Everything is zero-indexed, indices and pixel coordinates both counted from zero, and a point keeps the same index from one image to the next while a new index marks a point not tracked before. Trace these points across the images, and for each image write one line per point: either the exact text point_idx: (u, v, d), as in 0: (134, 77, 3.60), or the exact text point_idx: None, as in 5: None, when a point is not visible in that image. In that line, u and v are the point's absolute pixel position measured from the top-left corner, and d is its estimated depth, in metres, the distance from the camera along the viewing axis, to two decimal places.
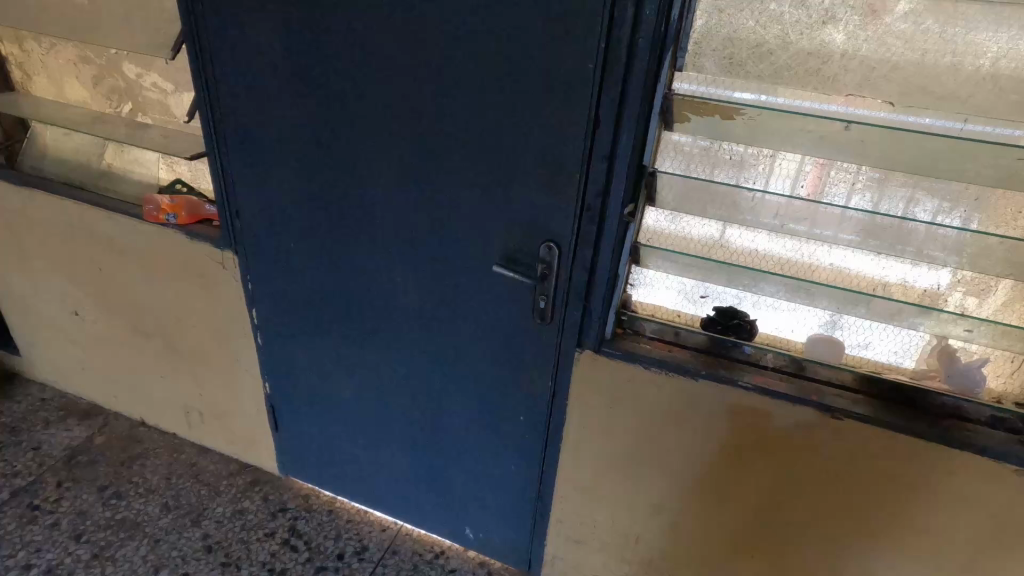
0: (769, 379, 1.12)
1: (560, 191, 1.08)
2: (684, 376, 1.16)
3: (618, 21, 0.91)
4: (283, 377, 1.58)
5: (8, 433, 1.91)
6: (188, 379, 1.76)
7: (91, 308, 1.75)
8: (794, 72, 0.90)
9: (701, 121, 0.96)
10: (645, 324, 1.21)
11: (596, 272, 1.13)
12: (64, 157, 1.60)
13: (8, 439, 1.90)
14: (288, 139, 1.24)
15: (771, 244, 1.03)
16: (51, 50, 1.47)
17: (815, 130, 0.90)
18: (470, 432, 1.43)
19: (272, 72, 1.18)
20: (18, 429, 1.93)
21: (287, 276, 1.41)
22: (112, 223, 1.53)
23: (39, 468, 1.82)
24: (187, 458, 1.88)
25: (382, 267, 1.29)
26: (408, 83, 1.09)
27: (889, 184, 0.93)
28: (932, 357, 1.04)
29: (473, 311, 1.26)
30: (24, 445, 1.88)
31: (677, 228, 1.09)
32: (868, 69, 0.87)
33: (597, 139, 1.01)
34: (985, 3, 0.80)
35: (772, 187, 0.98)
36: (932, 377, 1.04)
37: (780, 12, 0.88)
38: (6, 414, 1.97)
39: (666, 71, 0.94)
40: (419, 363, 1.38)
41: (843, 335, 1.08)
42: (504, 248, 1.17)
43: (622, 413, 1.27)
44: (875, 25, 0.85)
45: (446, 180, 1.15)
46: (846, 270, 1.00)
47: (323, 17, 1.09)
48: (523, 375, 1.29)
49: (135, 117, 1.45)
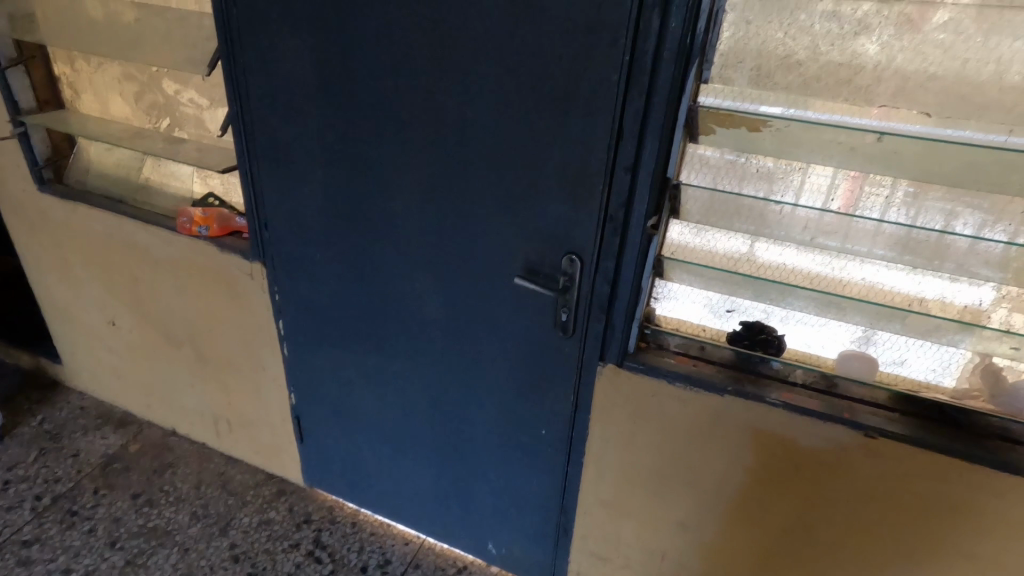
0: (796, 397, 1.09)
1: (584, 203, 1.07)
2: (710, 391, 1.14)
3: (643, 32, 0.92)
4: (309, 388, 1.59)
5: (50, 440, 1.96)
6: (218, 389, 1.78)
7: (127, 318, 1.79)
8: (824, 83, 0.89)
9: (727, 133, 0.95)
10: (669, 338, 1.20)
11: (618, 284, 1.12)
12: (106, 171, 1.64)
13: (49, 445, 1.94)
14: (317, 151, 1.25)
15: (800, 259, 1.01)
16: (99, 69, 1.52)
17: (846, 142, 0.89)
18: (495, 445, 1.42)
19: (303, 86, 1.20)
20: (59, 436, 1.97)
21: (314, 287, 1.42)
22: (151, 235, 1.57)
23: (77, 474, 1.86)
24: (217, 467, 1.90)
25: (409, 279, 1.30)
26: (435, 96, 1.10)
27: (926, 199, 0.90)
28: (974, 375, 1.01)
29: (498, 323, 1.26)
30: (63, 451, 1.92)
31: (701, 242, 1.07)
32: (903, 80, 0.85)
33: (621, 150, 1.01)
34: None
35: (802, 202, 0.96)
36: (974, 397, 1.01)
37: (810, 23, 0.87)
38: (47, 421, 2.02)
39: (692, 83, 0.94)
40: (444, 375, 1.38)
41: (877, 352, 1.04)
42: (527, 260, 1.17)
43: (647, 429, 1.25)
44: (910, 36, 0.83)
45: (473, 192, 1.15)
46: (880, 286, 0.98)
47: (353, 32, 1.10)
48: (548, 388, 1.28)
49: (173, 132, 1.49)
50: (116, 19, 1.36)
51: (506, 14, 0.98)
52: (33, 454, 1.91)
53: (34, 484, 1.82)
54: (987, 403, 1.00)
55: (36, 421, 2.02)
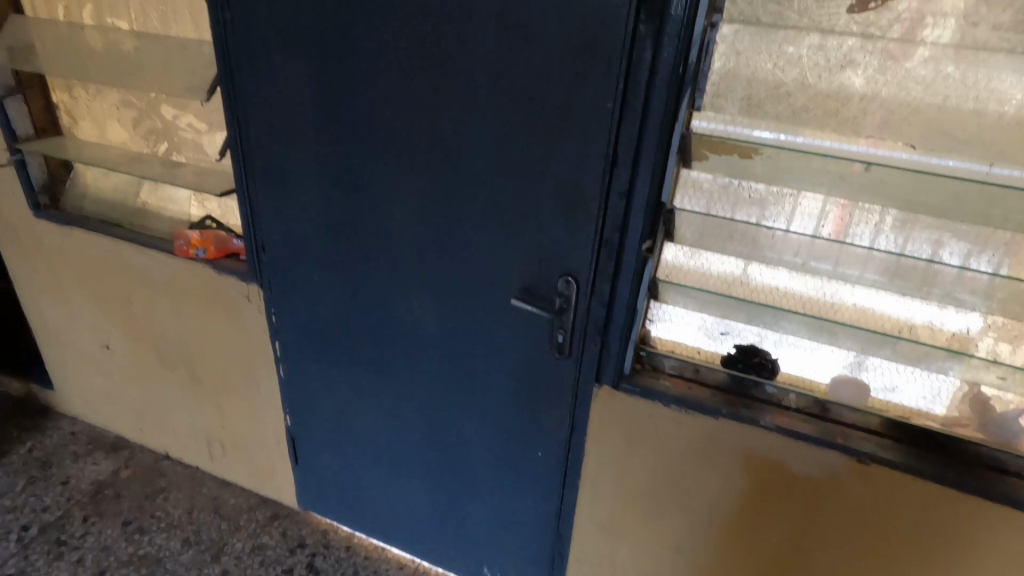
0: (791, 420, 1.10)
1: (579, 226, 1.08)
2: (705, 414, 1.15)
3: (637, 61, 0.94)
4: (304, 410, 1.59)
5: (40, 468, 1.94)
6: (212, 411, 1.78)
7: (122, 342, 1.79)
8: (812, 114, 0.91)
9: (720, 159, 0.97)
10: (663, 360, 1.19)
11: (614, 307, 1.13)
12: (102, 195, 1.65)
13: (39, 473, 1.92)
14: (314, 176, 1.27)
15: (792, 283, 1.02)
16: (97, 96, 1.54)
17: (834, 170, 0.91)
18: (490, 469, 1.42)
19: (301, 113, 1.22)
20: (49, 463, 1.96)
21: (310, 309, 1.43)
22: (147, 258, 1.58)
23: (67, 502, 1.84)
24: (210, 492, 1.89)
25: (404, 303, 1.31)
26: (431, 124, 1.11)
27: (912, 229, 0.92)
28: (964, 404, 1.02)
29: (493, 347, 1.26)
30: (53, 479, 1.91)
31: (696, 264, 1.08)
32: (888, 113, 0.87)
33: (616, 175, 1.02)
34: (1007, 52, 0.80)
35: (795, 224, 0.98)
36: (963, 425, 1.02)
37: (799, 55, 0.89)
38: (37, 448, 2.00)
39: (684, 111, 0.95)
40: (439, 398, 1.38)
41: (869, 377, 1.05)
42: (523, 281, 1.17)
43: (642, 452, 1.26)
44: (893, 70, 0.86)
45: (468, 217, 1.16)
46: (872, 311, 0.99)
47: (351, 61, 1.13)
48: (542, 411, 1.29)
49: (170, 156, 1.51)
50: (116, 47, 1.39)
51: (500, 45, 1.01)
52: (22, 483, 1.89)
53: (22, 514, 1.80)
54: (977, 431, 1.01)
55: (26, 448, 2.00)
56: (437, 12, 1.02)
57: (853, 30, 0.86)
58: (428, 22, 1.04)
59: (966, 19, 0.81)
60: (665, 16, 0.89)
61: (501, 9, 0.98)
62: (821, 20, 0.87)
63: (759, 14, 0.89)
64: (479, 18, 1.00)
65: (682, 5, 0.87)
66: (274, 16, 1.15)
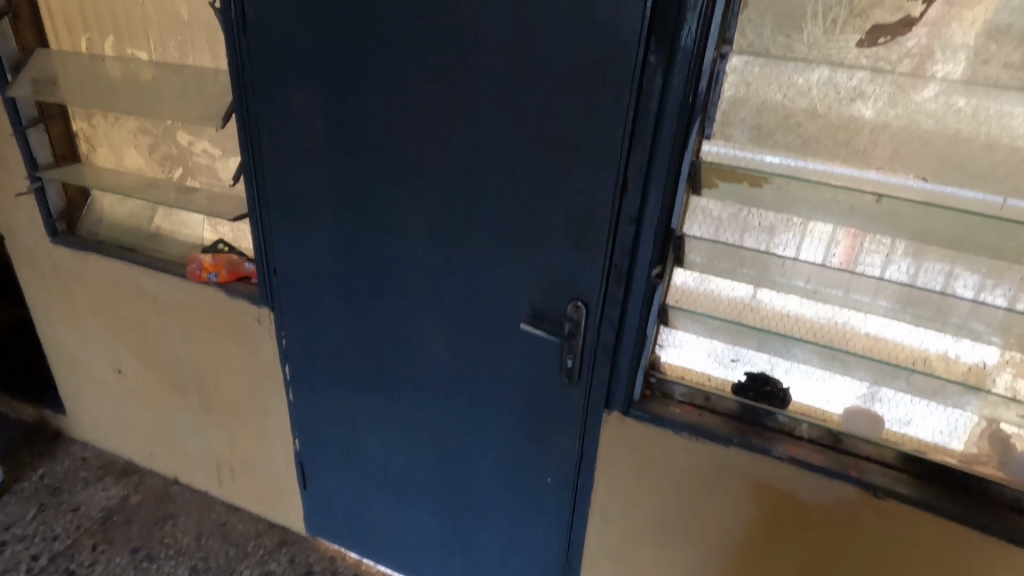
0: (804, 451, 1.08)
1: (588, 252, 1.08)
2: (715, 442, 1.14)
3: (647, 90, 0.94)
4: (313, 434, 1.58)
5: (50, 495, 1.94)
6: (221, 435, 1.78)
7: (133, 366, 1.80)
8: (822, 144, 0.92)
9: (729, 187, 0.97)
10: (673, 387, 1.18)
11: (623, 332, 1.13)
12: (118, 221, 1.68)
13: (50, 499, 1.93)
14: (326, 202, 1.28)
15: (804, 310, 1.01)
16: (115, 123, 1.57)
17: (845, 201, 0.91)
18: (498, 496, 1.41)
19: (314, 140, 1.23)
20: (59, 490, 1.96)
21: (320, 333, 1.43)
22: (160, 283, 1.59)
23: (76, 530, 1.84)
24: (218, 517, 1.88)
25: (414, 329, 1.31)
26: (443, 153, 1.13)
27: (925, 260, 0.91)
28: (983, 440, 1.00)
29: (502, 373, 1.26)
30: (63, 506, 1.91)
31: (706, 290, 1.08)
32: (899, 145, 0.88)
33: (626, 200, 1.02)
34: (1016, 91, 0.81)
35: (805, 249, 0.97)
36: (983, 463, 1.00)
37: (808, 87, 0.90)
38: (47, 475, 2.01)
39: (694, 139, 0.96)
40: (447, 425, 1.38)
41: (883, 409, 1.04)
42: (533, 305, 1.17)
43: (652, 480, 1.24)
44: (903, 103, 0.86)
45: (478, 244, 1.17)
46: (886, 340, 0.98)
47: (364, 90, 1.14)
48: (551, 438, 1.28)
49: (185, 182, 1.53)
50: (136, 77, 1.42)
51: (511, 76, 1.02)
52: (32, 510, 1.89)
53: (32, 543, 1.80)
54: (998, 470, 0.99)
55: (36, 475, 2.01)
56: (449, 44, 1.04)
57: (863, 64, 0.87)
58: (441, 54, 1.06)
59: (974, 56, 0.82)
60: (676, 46, 0.90)
61: (512, 41, 1.00)
62: (831, 53, 0.88)
63: (768, 46, 0.90)
64: (490, 50, 1.02)
65: (692, 35, 0.88)
66: (290, 47, 1.17)
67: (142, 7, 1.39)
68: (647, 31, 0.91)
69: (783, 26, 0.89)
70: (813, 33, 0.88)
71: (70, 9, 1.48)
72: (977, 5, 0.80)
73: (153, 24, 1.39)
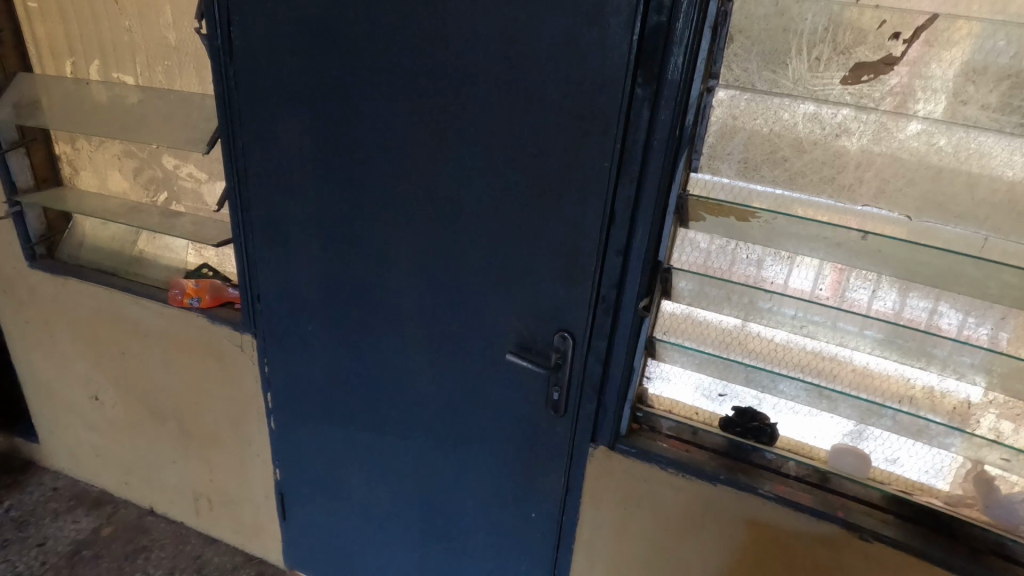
0: (791, 490, 1.07)
1: (575, 283, 1.07)
2: (702, 479, 1.12)
3: (634, 123, 0.94)
4: (294, 464, 1.55)
5: (16, 529, 1.88)
6: (198, 464, 1.74)
7: (110, 393, 1.77)
8: (807, 179, 0.92)
9: (716, 221, 0.97)
10: (661, 421, 1.17)
11: (611, 365, 1.11)
12: (99, 245, 1.66)
13: (15, 534, 1.86)
14: (311, 227, 1.27)
15: (791, 344, 1.01)
16: (99, 147, 1.56)
17: (831, 238, 0.91)
18: (480, 530, 1.38)
19: (300, 166, 1.23)
20: (26, 523, 1.90)
21: (302, 361, 1.41)
22: (140, 308, 1.57)
23: (42, 565, 1.77)
24: (193, 550, 1.83)
25: (397, 359, 1.29)
26: (428, 182, 1.12)
27: (909, 295, 0.92)
28: (968, 481, 0.99)
29: (486, 405, 1.24)
30: (29, 541, 1.84)
31: (693, 322, 1.07)
32: (884, 181, 0.88)
33: (613, 233, 1.02)
34: (994, 132, 0.82)
35: (794, 278, 0.97)
36: (969, 505, 0.99)
37: (793, 122, 0.90)
38: (15, 508, 1.95)
39: (681, 171, 0.96)
40: (429, 457, 1.35)
41: (870, 447, 1.03)
42: (518, 336, 1.16)
43: (637, 516, 1.22)
44: (887, 140, 0.87)
45: (462, 274, 1.16)
46: (875, 375, 0.98)
47: (351, 118, 1.14)
48: (535, 472, 1.25)
49: (169, 206, 1.53)
50: (121, 101, 1.42)
51: (497, 107, 1.02)
52: None
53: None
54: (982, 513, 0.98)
55: (3, 507, 1.94)
56: (436, 74, 1.04)
57: (847, 100, 0.87)
58: (426, 84, 1.06)
59: (953, 96, 0.82)
60: (663, 79, 0.90)
61: (498, 72, 1.00)
62: (817, 90, 0.88)
63: (754, 80, 0.91)
64: (476, 80, 1.02)
65: (678, 69, 0.89)
66: (276, 74, 1.17)
67: (129, 32, 1.39)
68: (635, 64, 0.91)
69: (768, 61, 0.89)
70: (798, 69, 0.88)
71: (56, 33, 1.48)
72: (954, 45, 0.80)
73: (139, 49, 1.40)
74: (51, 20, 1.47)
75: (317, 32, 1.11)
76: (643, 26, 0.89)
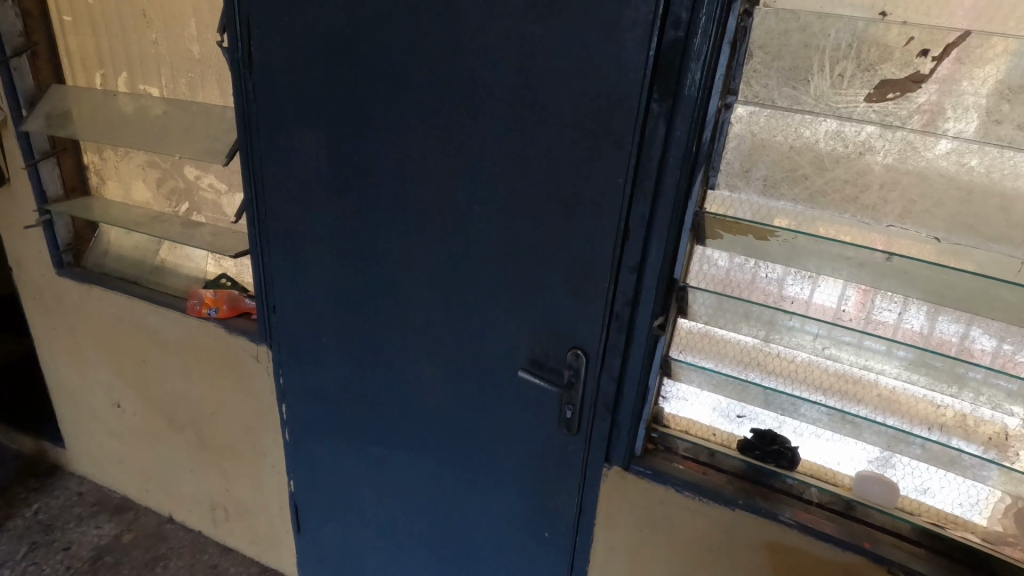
0: (813, 517, 1.04)
1: (588, 301, 1.05)
2: (719, 503, 1.09)
3: (649, 139, 0.92)
4: (308, 477, 1.54)
5: (42, 533, 1.91)
6: (216, 473, 1.75)
7: (131, 400, 1.79)
8: (830, 198, 0.89)
9: (735, 239, 0.94)
10: (677, 442, 1.14)
11: (624, 384, 1.08)
12: (123, 254, 1.69)
13: (41, 538, 1.89)
14: (326, 240, 1.26)
15: (812, 367, 0.98)
16: (125, 157, 1.59)
17: (854, 258, 0.87)
18: (492, 550, 1.35)
19: (315, 179, 1.23)
20: (52, 528, 1.93)
21: (317, 374, 1.40)
22: (162, 317, 1.59)
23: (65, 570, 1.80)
24: (210, 559, 1.84)
25: (410, 374, 1.28)
26: (442, 197, 1.11)
27: (939, 317, 0.88)
28: (1003, 516, 0.95)
29: (498, 422, 1.22)
30: (55, 545, 1.87)
31: (710, 340, 1.04)
32: (910, 201, 0.85)
33: (627, 249, 0.99)
34: None
35: (817, 296, 0.93)
36: (1011, 543, 0.93)
37: (815, 140, 0.87)
38: (41, 511, 1.98)
39: (698, 188, 0.94)
40: (441, 474, 1.33)
41: (896, 475, 1.00)
42: (530, 353, 1.13)
43: (654, 539, 1.19)
44: (914, 159, 0.83)
45: (476, 289, 1.14)
46: (902, 400, 0.94)
47: (366, 133, 1.14)
48: (547, 492, 1.22)
49: (190, 216, 1.55)
50: (146, 112, 1.44)
51: (511, 123, 1.01)
52: (23, 549, 1.85)
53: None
54: None
55: (31, 511, 1.98)
56: (451, 89, 1.04)
57: (872, 118, 0.84)
58: (442, 99, 1.05)
59: (985, 115, 0.79)
60: (679, 95, 0.88)
61: (513, 87, 0.99)
62: (838, 107, 0.85)
63: (775, 96, 0.88)
64: (491, 95, 1.01)
65: (696, 85, 0.87)
66: (293, 88, 1.18)
67: (155, 45, 1.41)
68: (651, 80, 0.89)
69: (789, 77, 0.86)
70: (820, 86, 0.85)
71: (86, 46, 1.51)
72: (987, 62, 0.77)
73: (164, 62, 1.42)
74: (82, 34, 1.50)
75: (334, 46, 1.11)
76: (660, 41, 0.87)
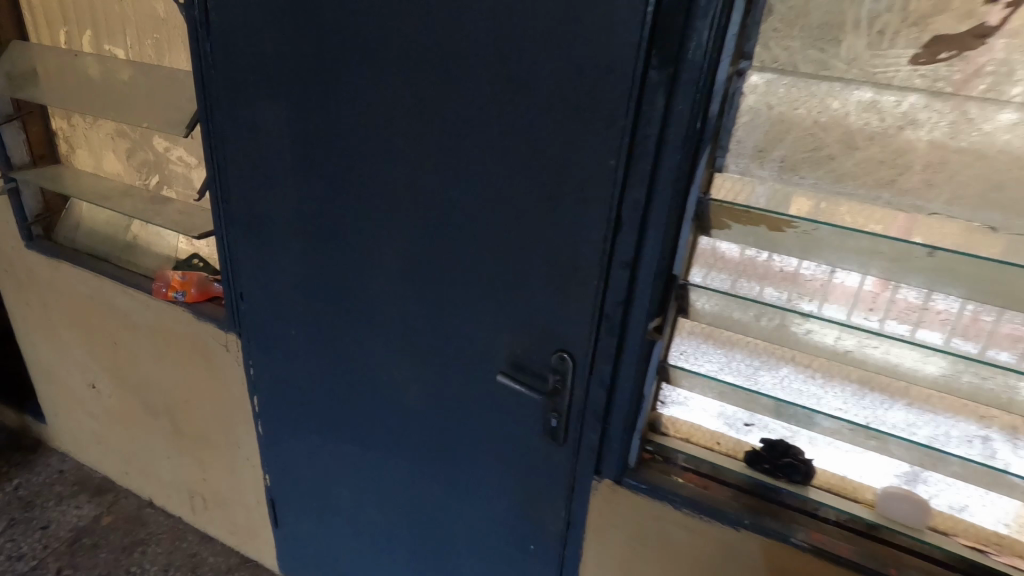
0: (828, 539, 0.92)
1: (575, 298, 0.93)
2: (721, 521, 0.97)
3: (646, 113, 0.78)
4: (283, 470, 1.45)
5: (21, 509, 1.87)
6: (193, 461, 1.67)
7: (108, 382, 1.71)
8: (861, 181, 0.75)
9: (745, 230, 0.81)
10: (677, 453, 1.03)
11: (615, 391, 0.96)
12: (95, 228, 1.59)
13: (21, 515, 1.85)
14: (293, 221, 1.14)
15: (834, 373, 0.85)
16: (94, 125, 1.47)
17: (886, 253, 0.74)
18: (472, 555, 1.26)
19: (279, 154, 1.10)
20: (31, 505, 1.88)
21: (288, 366, 1.30)
22: (131, 299, 1.49)
23: (42, 551, 1.75)
24: (189, 547, 1.78)
25: (385, 368, 1.17)
26: (415, 174, 0.98)
27: (999, 321, 0.74)
28: None
29: (479, 425, 1.11)
30: (32, 523, 1.83)
31: (716, 341, 0.92)
32: (960, 185, 0.70)
33: (620, 242, 0.86)
34: None
35: (853, 292, 0.79)
36: None
37: (844, 113, 0.73)
38: (23, 488, 1.94)
39: (703, 170, 0.80)
40: (420, 475, 1.23)
41: (927, 492, 0.89)
42: (512, 354, 1.02)
43: (646, 554, 1.09)
44: (967, 133, 0.68)
45: (454, 278, 1.02)
46: (936, 411, 0.81)
47: (334, 103, 1.01)
48: (531, 500, 1.12)
49: (160, 190, 1.44)
50: (108, 76, 1.31)
51: (492, 92, 0.87)
52: (2, 525, 1.82)
53: None
54: None
55: (12, 486, 1.94)
56: (424, 50, 0.89)
57: (918, 84, 0.70)
58: (415, 62, 0.91)
59: None
60: (682, 61, 0.74)
61: (494, 48, 0.84)
62: (875, 72, 0.71)
63: (797, 62, 0.74)
64: (468, 59, 0.87)
65: (702, 48, 0.72)
66: (253, 51, 1.04)
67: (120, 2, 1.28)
68: (648, 43, 0.74)
69: (817, 38, 0.73)
70: (854, 46, 0.71)
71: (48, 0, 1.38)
72: None
73: (129, 20, 1.29)
74: None
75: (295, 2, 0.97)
76: None
